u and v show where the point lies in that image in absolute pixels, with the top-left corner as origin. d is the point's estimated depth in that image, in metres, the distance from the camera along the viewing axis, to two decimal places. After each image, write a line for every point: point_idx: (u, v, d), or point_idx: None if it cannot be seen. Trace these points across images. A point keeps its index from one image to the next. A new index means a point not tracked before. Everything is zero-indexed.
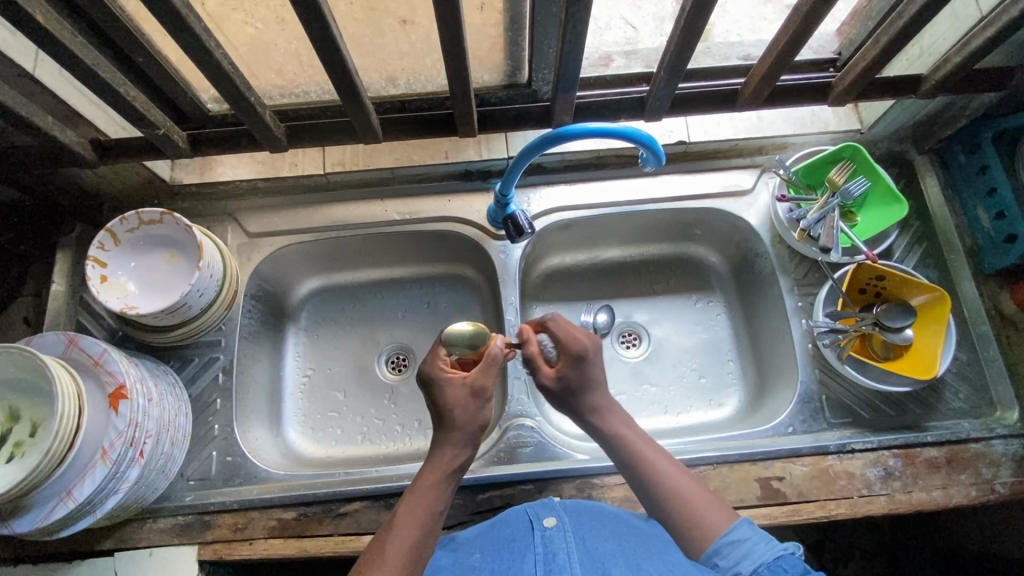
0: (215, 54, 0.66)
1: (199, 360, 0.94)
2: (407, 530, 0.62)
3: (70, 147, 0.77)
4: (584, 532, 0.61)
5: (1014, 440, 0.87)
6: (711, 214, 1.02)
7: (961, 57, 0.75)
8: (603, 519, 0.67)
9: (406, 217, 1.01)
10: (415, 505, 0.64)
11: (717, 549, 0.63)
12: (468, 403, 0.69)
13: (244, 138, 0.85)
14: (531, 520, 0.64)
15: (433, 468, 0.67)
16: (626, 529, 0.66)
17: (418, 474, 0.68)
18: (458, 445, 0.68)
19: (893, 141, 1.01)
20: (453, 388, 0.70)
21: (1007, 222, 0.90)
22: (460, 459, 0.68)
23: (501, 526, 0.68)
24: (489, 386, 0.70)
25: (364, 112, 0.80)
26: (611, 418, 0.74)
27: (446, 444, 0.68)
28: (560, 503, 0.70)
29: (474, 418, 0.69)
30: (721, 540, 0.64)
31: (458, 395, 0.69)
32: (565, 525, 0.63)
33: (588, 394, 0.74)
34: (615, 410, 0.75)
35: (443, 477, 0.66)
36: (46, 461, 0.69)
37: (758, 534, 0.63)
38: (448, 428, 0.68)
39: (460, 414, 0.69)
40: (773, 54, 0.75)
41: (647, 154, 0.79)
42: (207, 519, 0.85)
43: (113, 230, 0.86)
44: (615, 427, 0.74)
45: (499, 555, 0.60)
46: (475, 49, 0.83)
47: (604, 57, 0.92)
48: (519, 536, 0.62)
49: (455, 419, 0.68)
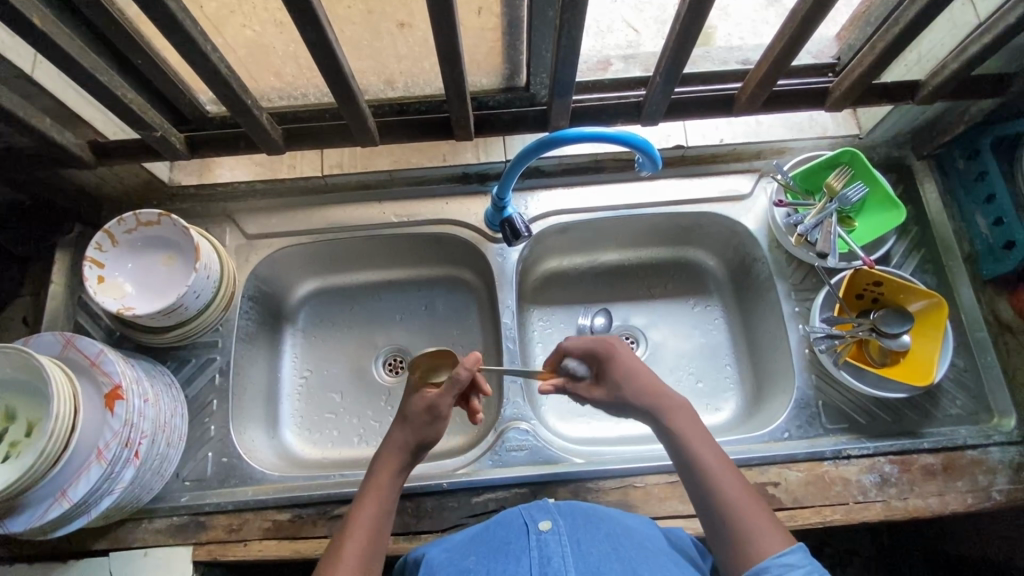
0: (211, 58, 0.66)
1: (196, 361, 0.94)
2: (361, 531, 0.65)
3: (67, 148, 0.78)
4: (580, 535, 0.62)
5: (1011, 447, 0.86)
6: (709, 219, 1.02)
7: (958, 63, 0.75)
8: (599, 521, 0.67)
9: (404, 219, 1.02)
10: (368, 504, 0.67)
11: (768, 567, 0.59)
12: (423, 414, 0.71)
13: (242, 141, 0.86)
14: (526, 523, 0.65)
15: (381, 470, 0.70)
16: (624, 533, 0.66)
17: (371, 471, 0.70)
18: (403, 444, 0.71)
19: (891, 146, 1.01)
20: (417, 397, 0.73)
21: (1005, 229, 0.89)
22: (407, 458, 0.71)
23: (494, 527, 0.68)
24: (443, 407, 0.71)
25: (360, 116, 0.80)
26: (677, 417, 0.71)
27: (392, 442, 0.71)
28: (554, 505, 0.70)
29: (426, 429, 0.71)
30: (773, 559, 0.59)
31: (416, 404, 0.71)
32: (560, 528, 0.63)
33: (641, 381, 0.73)
34: (681, 408, 0.72)
35: (392, 477, 0.69)
36: (41, 460, 0.69)
37: (812, 565, 0.59)
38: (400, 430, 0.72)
39: (412, 422, 0.71)
40: (770, 58, 0.75)
41: (643, 159, 0.79)
42: (202, 520, 0.86)
43: (111, 231, 0.86)
44: (679, 423, 0.70)
45: (494, 557, 0.60)
46: (473, 52, 0.83)
47: (603, 61, 0.92)
48: (513, 540, 0.63)
49: (406, 422, 0.71)
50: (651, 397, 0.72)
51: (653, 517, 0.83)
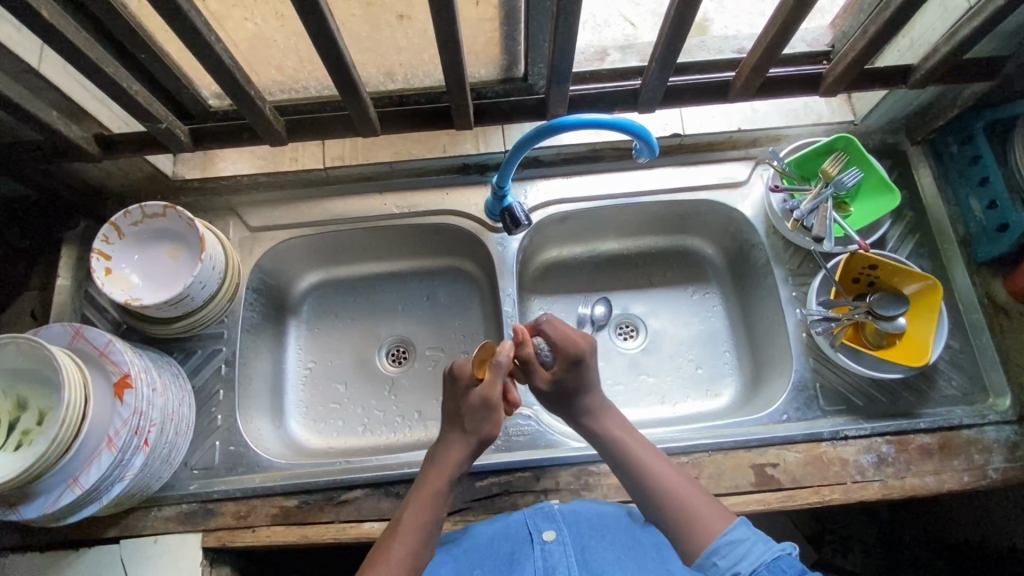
0: (215, 48, 0.67)
1: (202, 352, 0.95)
2: (409, 533, 0.67)
3: (74, 142, 0.79)
4: (584, 543, 0.67)
5: (1006, 427, 0.88)
6: (705, 206, 1.04)
7: (949, 47, 0.77)
8: (600, 525, 0.71)
9: (406, 210, 1.03)
10: (422, 505, 0.69)
11: (716, 549, 0.63)
12: (478, 411, 0.73)
13: (245, 133, 0.87)
14: (531, 531, 0.69)
15: (435, 475, 0.72)
16: (626, 542, 0.68)
17: (424, 474, 0.73)
18: (461, 445, 0.73)
19: (886, 132, 1.03)
20: (467, 392, 0.74)
21: (998, 212, 0.90)
22: (462, 460, 0.73)
23: (499, 537, 0.72)
24: (496, 396, 0.73)
25: (362, 107, 0.81)
26: (603, 421, 0.78)
27: (450, 445, 0.74)
28: (558, 509, 0.74)
29: (482, 426, 0.74)
30: (720, 540, 0.64)
31: (471, 400, 0.73)
32: (564, 538, 0.68)
33: (582, 397, 0.79)
34: (611, 413, 0.78)
35: (446, 480, 0.71)
36: (53, 448, 0.70)
37: (756, 535, 0.63)
38: (459, 429, 0.74)
39: (468, 420, 0.73)
40: (762, 45, 0.76)
41: (640, 145, 0.80)
42: (211, 507, 0.87)
43: (117, 224, 0.87)
44: (608, 428, 0.77)
45: (501, 568, 0.65)
46: (472, 43, 0.85)
47: (600, 52, 0.93)
48: (519, 548, 0.67)
49: (464, 423, 0.74)
50: (584, 408, 0.79)
51: None
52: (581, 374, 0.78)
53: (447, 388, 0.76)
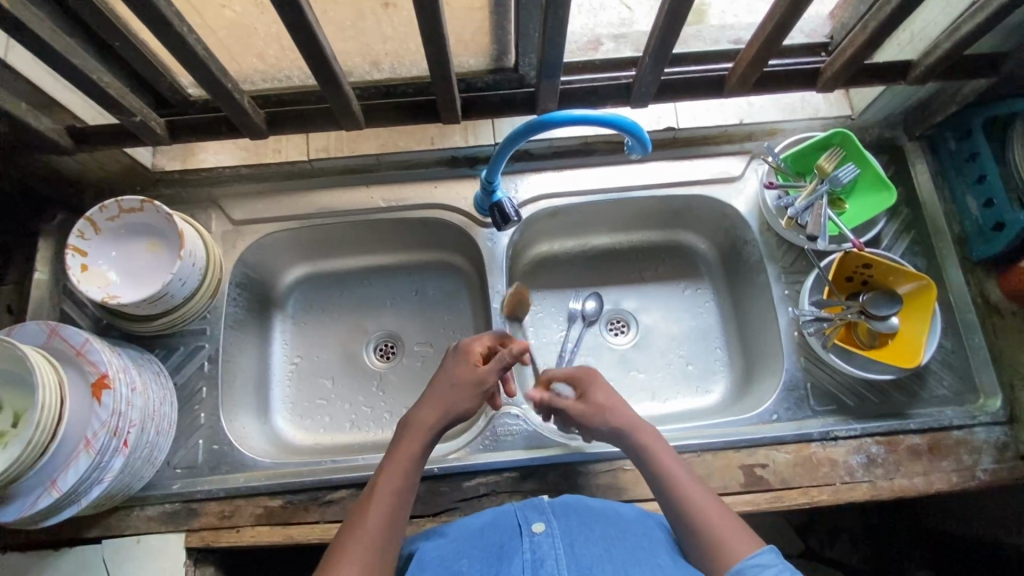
0: (188, 40, 0.64)
1: (185, 348, 0.93)
2: (383, 503, 0.66)
3: (45, 135, 0.76)
4: (574, 537, 0.63)
5: (996, 427, 0.87)
6: (699, 201, 1.02)
7: (951, 43, 0.75)
8: (591, 520, 0.68)
9: (393, 204, 1.00)
10: (396, 472, 0.69)
11: (741, 569, 0.62)
12: (467, 385, 0.75)
13: (224, 126, 0.84)
14: (519, 524, 0.66)
15: (409, 440, 0.71)
16: (615, 536, 0.66)
17: (399, 438, 0.72)
18: (438, 412, 0.73)
19: (883, 126, 1.01)
20: (468, 368, 0.76)
21: (995, 210, 0.89)
22: (439, 424, 0.73)
23: (488, 530, 0.69)
24: (489, 382, 0.76)
25: (345, 99, 0.78)
26: (642, 435, 0.75)
27: (428, 407, 0.74)
28: (548, 504, 0.71)
29: (462, 403, 0.74)
30: (746, 561, 0.63)
31: (467, 376, 0.75)
32: (553, 530, 0.65)
33: (612, 413, 0.76)
34: (646, 427, 0.76)
35: (421, 445, 0.71)
36: (28, 452, 0.69)
37: (784, 564, 0.62)
38: (441, 396, 0.74)
39: (453, 390, 0.75)
40: (760, 39, 0.74)
41: (632, 141, 0.78)
42: (194, 507, 0.86)
43: (93, 218, 0.85)
44: (644, 439, 0.74)
45: (487, 560, 0.62)
46: (460, 32, 0.81)
47: (593, 41, 0.89)
48: (507, 542, 0.64)
49: (450, 393, 0.74)
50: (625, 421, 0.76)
51: (643, 499, 0.84)
52: (592, 402, 0.77)
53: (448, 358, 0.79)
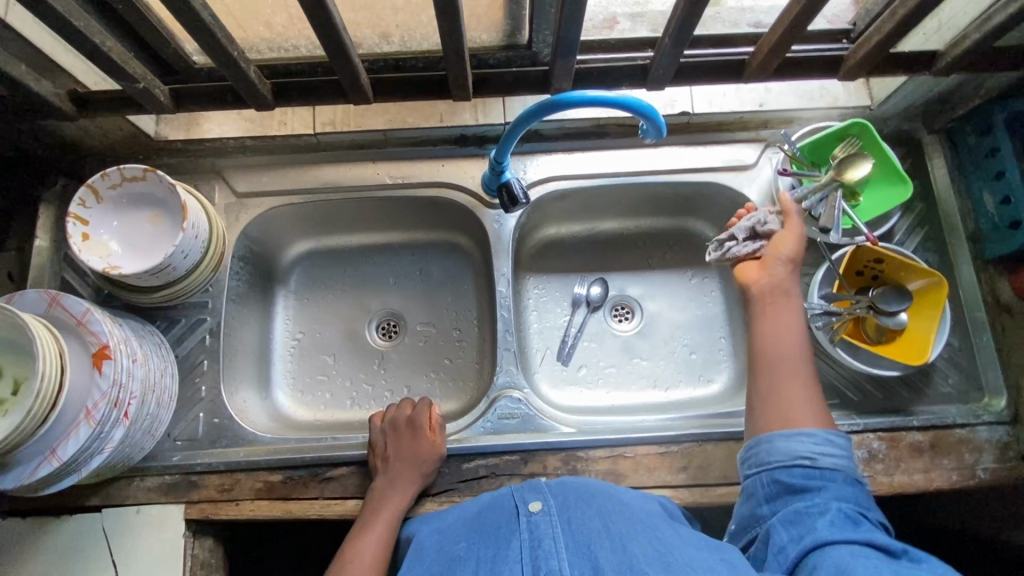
0: (193, 5, 0.62)
1: (186, 321, 0.93)
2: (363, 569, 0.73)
3: (46, 98, 0.75)
4: (570, 515, 0.63)
5: (999, 427, 0.87)
6: (711, 188, 1.00)
7: (980, 34, 0.73)
8: (592, 497, 0.67)
9: (399, 181, 0.99)
10: (372, 540, 0.76)
11: (814, 434, 0.65)
12: (418, 457, 0.83)
13: (229, 95, 0.82)
14: (517, 505, 0.66)
15: (377, 518, 0.78)
16: (615, 512, 0.65)
17: (370, 512, 0.79)
18: (401, 489, 0.80)
19: (903, 118, 0.99)
20: (416, 442, 0.84)
21: (1011, 208, 0.87)
22: (402, 503, 0.80)
23: (485, 512, 0.69)
24: (438, 451, 0.85)
25: (352, 70, 0.76)
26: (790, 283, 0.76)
27: (390, 487, 0.80)
28: (545, 484, 0.71)
29: (419, 476, 0.82)
30: (822, 432, 0.66)
31: (418, 449, 0.83)
32: (550, 509, 0.64)
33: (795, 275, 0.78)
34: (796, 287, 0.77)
35: (390, 521, 0.78)
36: (28, 421, 0.68)
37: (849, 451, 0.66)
38: (396, 475, 0.81)
39: (404, 462, 0.82)
40: (784, 22, 0.71)
41: (648, 125, 0.76)
42: (193, 479, 0.86)
43: (95, 186, 0.83)
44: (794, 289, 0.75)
45: (483, 543, 0.62)
46: (473, 6, 0.78)
47: (609, 19, 0.86)
48: (504, 523, 0.63)
49: (404, 467, 0.81)
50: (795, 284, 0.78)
51: (641, 487, 0.84)
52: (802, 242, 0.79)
53: (390, 433, 0.85)
